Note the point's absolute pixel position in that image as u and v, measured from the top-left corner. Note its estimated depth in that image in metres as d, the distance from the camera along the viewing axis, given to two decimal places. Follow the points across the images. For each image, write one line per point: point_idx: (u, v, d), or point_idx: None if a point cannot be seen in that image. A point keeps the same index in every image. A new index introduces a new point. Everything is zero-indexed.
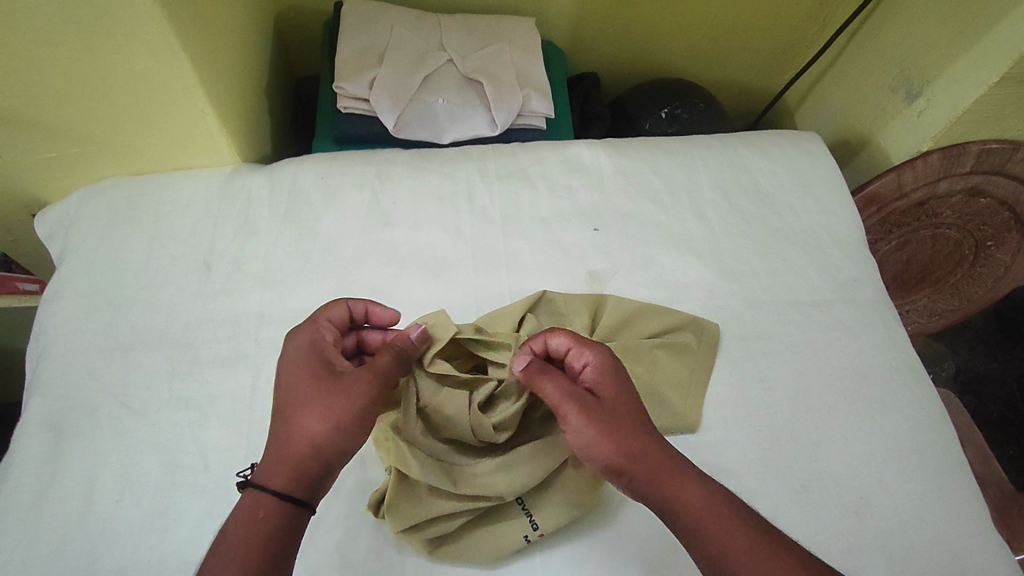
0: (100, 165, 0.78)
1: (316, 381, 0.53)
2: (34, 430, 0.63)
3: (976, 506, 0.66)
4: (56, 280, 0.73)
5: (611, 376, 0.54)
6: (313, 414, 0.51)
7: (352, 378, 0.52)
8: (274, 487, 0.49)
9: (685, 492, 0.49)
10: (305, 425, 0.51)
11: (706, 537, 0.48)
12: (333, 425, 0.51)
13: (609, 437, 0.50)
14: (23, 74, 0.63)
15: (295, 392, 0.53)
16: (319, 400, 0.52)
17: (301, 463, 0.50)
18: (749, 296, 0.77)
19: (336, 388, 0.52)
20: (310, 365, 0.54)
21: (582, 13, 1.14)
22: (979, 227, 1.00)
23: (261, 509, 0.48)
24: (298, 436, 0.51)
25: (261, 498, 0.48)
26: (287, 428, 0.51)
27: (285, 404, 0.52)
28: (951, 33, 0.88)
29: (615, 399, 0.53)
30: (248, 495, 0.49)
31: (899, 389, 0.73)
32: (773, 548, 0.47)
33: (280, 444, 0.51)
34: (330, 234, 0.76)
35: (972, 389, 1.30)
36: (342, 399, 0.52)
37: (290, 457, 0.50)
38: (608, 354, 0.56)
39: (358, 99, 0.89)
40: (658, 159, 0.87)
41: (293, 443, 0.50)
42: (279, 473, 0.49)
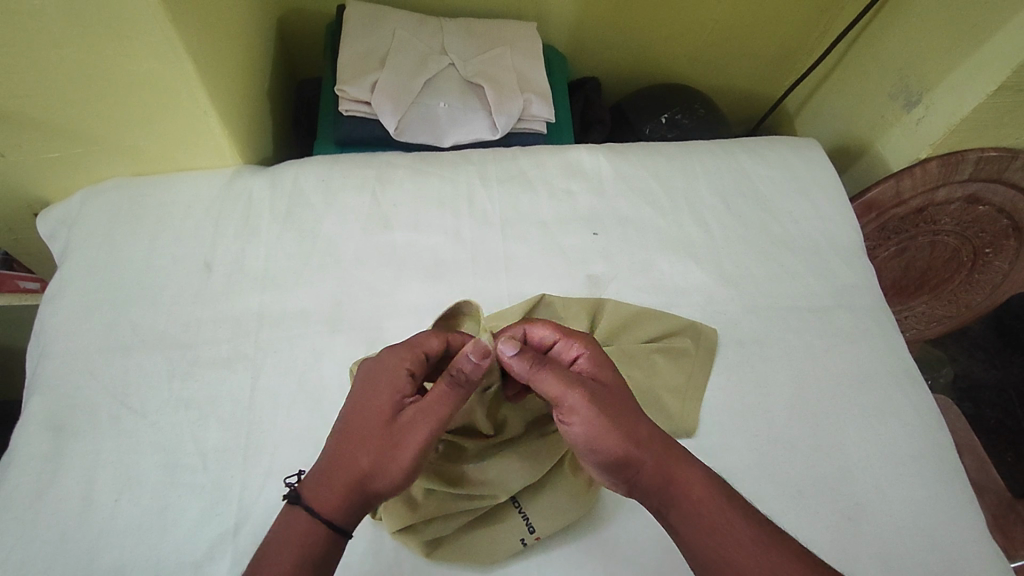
0: (102, 165, 0.78)
1: (384, 415, 0.52)
2: (34, 429, 0.64)
3: (971, 513, 0.66)
4: (57, 279, 0.74)
5: (603, 365, 0.56)
6: (371, 449, 0.50)
7: (415, 422, 0.51)
8: (321, 511, 0.49)
9: (690, 482, 0.50)
10: (361, 457, 0.50)
11: (707, 526, 0.48)
12: (384, 464, 0.50)
13: (614, 426, 0.51)
14: (27, 75, 0.64)
15: (363, 420, 0.52)
16: (380, 437, 0.51)
17: (348, 493, 0.50)
18: (747, 301, 0.78)
19: (399, 429, 0.51)
20: (389, 398, 0.53)
21: (583, 18, 1.14)
22: (977, 235, 1.00)
23: (305, 531, 0.48)
24: (351, 465, 0.50)
25: (307, 520, 0.49)
26: (346, 453, 0.51)
27: (349, 428, 0.52)
28: (951, 41, 0.88)
29: (615, 388, 0.54)
30: (298, 512, 0.49)
31: (895, 395, 0.73)
32: (770, 540, 0.47)
33: (332, 467, 0.50)
34: (330, 237, 0.77)
35: (970, 396, 1.30)
36: (399, 442, 0.50)
37: (338, 484, 0.50)
38: (595, 344, 0.57)
39: (359, 101, 0.90)
40: (658, 164, 0.87)
41: (345, 470, 0.50)
42: (326, 498, 0.49)
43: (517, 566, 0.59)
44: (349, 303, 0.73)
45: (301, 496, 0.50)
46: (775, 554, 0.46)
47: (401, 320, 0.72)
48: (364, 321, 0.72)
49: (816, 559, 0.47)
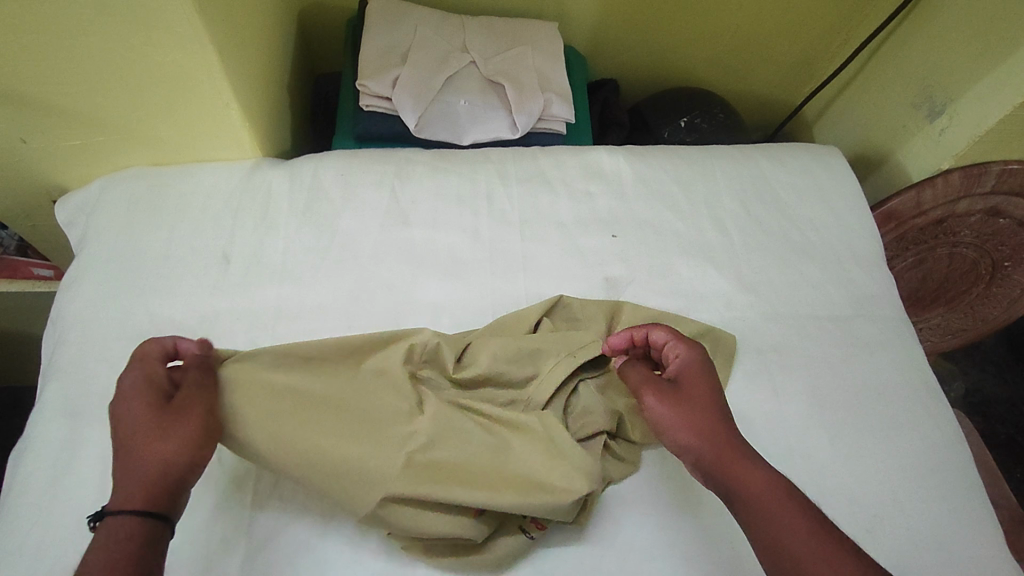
0: (123, 155, 0.78)
1: (143, 404, 0.50)
2: (51, 417, 0.63)
3: (988, 527, 0.66)
4: (75, 267, 0.73)
5: (694, 367, 0.59)
6: (145, 435, 0.49)
7: (186, 394, 0.52)
8: (125, 509, 0.46)
9: (749, 476, 0.51)
10: (147, 447, 0.48)
11: (763, 515, 0.49)
12: (172, 436, 0.49)
13: (679, 416, 0.55)
14: (55, 61, 0.64)
15: (122, 426, 0.50)
16: (159, 422, 0.50)
17: (154, 481, 0.47)
18: (766, 308, 0.77)
19: (171, 408, 0.51)
20: (145, 397, 0.51)
21: (603, 19, 1.14)
22: (996, 248, 0.99)
23: (119, 536, 0.45)
24: (135, 459, 0.48)
25: (118, 527, 0.45)
26: (125, 457, 0.48)
27: (116, 441, 0.49)
28: (977, 52, 0.88)
29: (695, 387, 0.58)
30: (102, 529, 0.45)
31: (914, 407, 0.72)
32: (826, 535, 0.47)
33: (118, 474, 0.48)
34: (348, 231, 0.76)
35: (980, 410, 1.29)
36: (177, 413, 0.51)
37: (131, 479, 0.47)
38: (699, 351, 0.61)
39: (380, 97, 0.90)
40: (678, 167, 0.87)
41: (132, 466, 0.48)
42: (133, 495, 0.46)
43: (531, 564, 0.58)
44: (365, 298, 0.72)
45: (101, 516, 0.46)
46: (828, 546, 0.46)
47: (417, 318, 0.72)
48: (382, 317, 0.71)
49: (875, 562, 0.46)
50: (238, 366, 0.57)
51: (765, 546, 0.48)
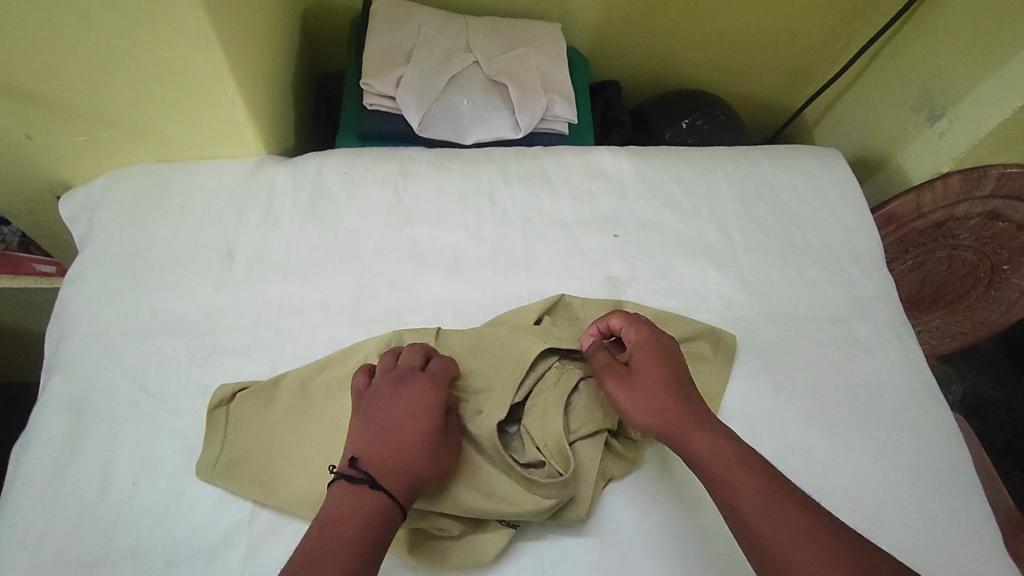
0: (127, 151, 0.78)
1: (434, 415, 0.56)
2: (54, 410, 0.64)
3: (986, 527, 0.66)
4: (78, 262, 0.74)
5: (649, 349, 0.62)
6: (430, 447, 0.54)
7: (454, 428, 0.59)
8: (398, 499, 0.51)
9: (700, 443, 0.55)
10: (428, 455, 0.54)
11: (716, 475, 0.53)
12: (444, 460, 0.55)
13: (631, 398, 0.59)
14: (63, 59, 0.65)
15: (411, 418, 0.55)
16: (441, 443, 0.56)
17: (418, 484, 0.53)
18: (766, 308, 0.78)
19: (447, 436, 0.57)
20: (434, 412, 0.56)
21: (606, 20, 1.14)
22: (995, 251, 0.99)
23: (379, 518, 0.49)
24: (419, 459, 0.53)
25: (381, 507, 0.50)
26: (402, 448, 0.53)
27: (399, 431, 0.54)
28: (978, 56, 0.89)
29: (648, 368, 0.61)
30: (368, 504, 0.49)
31: (912, 407, 0.73)
32: (769, 489, 0.51)
33: (394, 457, 0.52)
34: (351, 229, 0.77)
35: (978, 413, 1.29)
36: (450, 442, 0.57)
37: (408, 474, 0.52)
38: (649, 331, 0.64)
39: (384, 96, 0.90)
40: (680, 167, 0.87)
41: (409, 461, 0.53)
42: (401, 484, 0.51)
43: (528, 562, 0.58)
44: (368, 296, 0.73)
45: (372, 485, 0.50)
46: (772, 499, 0.51)
47: (420, 316, 0.72)
48: (384, 315, 0.72)
49: (821, 510, 0.51)
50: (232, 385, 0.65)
51: (730, 508, 0.52)
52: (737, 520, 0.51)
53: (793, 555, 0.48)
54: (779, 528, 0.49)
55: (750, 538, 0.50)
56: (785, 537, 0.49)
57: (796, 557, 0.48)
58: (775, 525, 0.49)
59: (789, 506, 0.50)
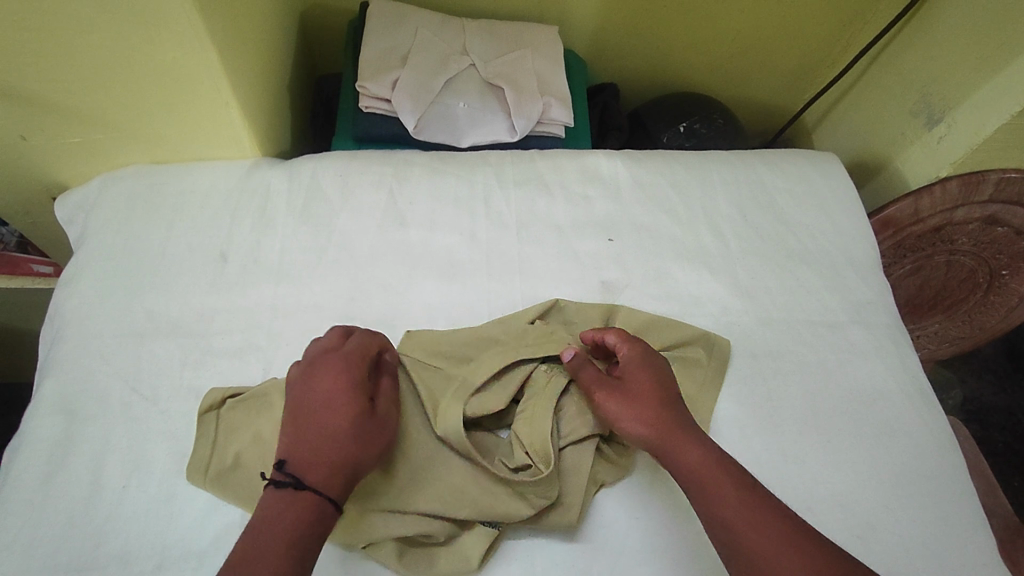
0: (122, 153, 0.79)
1: (356, 397, 0.54)
2: (46, 412, 0.64)
3: (981, 534, 0.66)
4: (73, 264, 0.74)
5: (641, 364, 0.61)
6: (355, 431, 0.53)
7: (384, 404, 0.57)
8: (327, 494, 0.50)
9: (689, 456, 0.55)
10: (351, 442, 0.52)
11: (704, 487, 0.53)
12: (374, 442, 0.54)
13: (625, 412, 0.58)
14: (57, 61, 0.65)
15: (328, 407, 0.53)
16: (366, 426, 0.54)
17: (348, 473, 0.51)
18: (761, 313, 0.77)
19: (377, 414, 0.56)
20: (354, 395, 0.54)
21: (605, 23, 1.14)
22: (994, 256, 0.99)
23: (310, 514, 0.49)
24: (343, 446, 0.52)
25: (308, 505, 0.49)
26: (322, 440, 0.52)
27: (318, 421, 0.52)
28: (977, 60, 0.88)
29: (641, 383, 0.60)
30: (297, 502, 0.49)
31: (908, 414, 0.73)
32: (754, 501, 0.52)
33: (316, 450, 0.51)
34: (345, 231, 0.77)
35: (977, 418, 1.29)
36: (380, 421, 0.55)
37: (335, 465, 0.51)
38: (641, 348, 0.63)
39: (380, 98, 0.90)
40: (676, 171, 0.87)
41: (332, 452, 0.51)
42: (327, 478, 0.50)
43: (518, 567, 0.58)
44: (361, 299, 0.73)
45: (297, 485, 0.49)
46: (757, 511, 0.51)
47: (413, 320, 0.72)
48: (376, 318, 0.71)
49: (804, 522, 0.51)
50: (220, 390, 0.64)
51: (716, 521, 0.52)
52: (724, 533, 0.51)
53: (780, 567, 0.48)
54: (764, 540, 0.49)
55: (737, 551, 0.50)
56: (770, 549, 0.49)
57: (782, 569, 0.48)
58: (763, 538, 0.49)
59: (773, 519, 0.51)
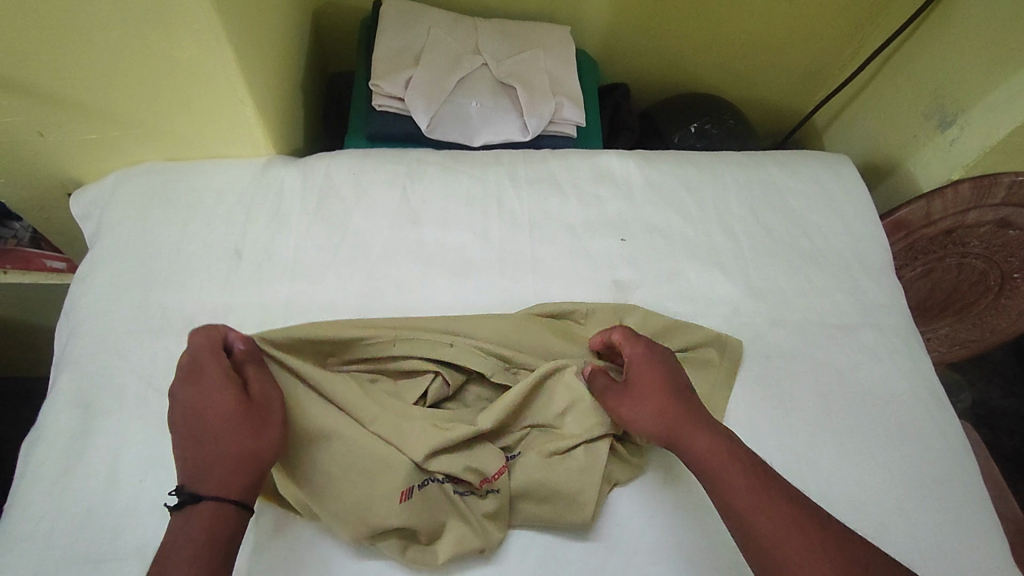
0: (138, 150, 0.79)
1: (223, 394, 0.52)
2: (62, 407, 0.64)
3: (994, 536, 0.66)
4: (88, 259, 0.74)
5: (644, 361, 0.62)
6: (233, 426, 0.51)
7: (257, 391, 0.54)
8: (225, 497, 0.48)
9: (698, 444, 0.55)
10: (230, 440, 0.50)
11: (714, 474, 0.53)
12: (257, 433, 0.51)
13: (631, 411, 0.59)
14: (74, 58, 0.65)
15: (195, 416, 0.51)
16: (240, 419, 0.51)
17: (241, 470, 0.49)
18: (773, 314, 0.77)
19: (254, 402, 0.53)
20: (216, 396, 0.52)
21: (616, 23, 1.14)
22: (1006, 260, 0.98)
23: (218, 521, 0.47)
24: (225, 445, 0.50)
25: (211, 513, 0.47)
26: (201, 449, 0.49)
27: (194, 432, 0.50)
28: (991, 63, 0.88)
29: (644, 379, 0.60)
30: (198, 515, 0.47)
31: (921, 416, 0.72)
32: (764, 487, 0.51)
33: (201, 459, 0.49)
34: (359, 229, 0.77)
35: (987, 422, 1.28)
36: (256, 411, 0.53)
37: (225, 466, 0.49)
38: (643, 344, 0.63)
39: (393, 97, 0.90)
40: (688, 172, 0.87)
41: (216, 456, 0.49)
42: (217, 482, 0.48)
43: (532, 563, 0.59)
44: (375, 297, 0.73)
45: (193, 499, 0.47)
46: (767, 497, 0.50)
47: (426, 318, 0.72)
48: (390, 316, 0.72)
49: (817, 508, 0.51)
50: None
51: (726, 506, 0.52)
52: (734, 519, 0.51)
53: (789, 552, 0.48)
54: (773, 525, 0.49)
55: (747, 536, 0.49)
56: (780, 534, 0.48)
57: (791, 554, 0.47)
58: (772, 523, 0.49)
59: (784, 504, 0.50)
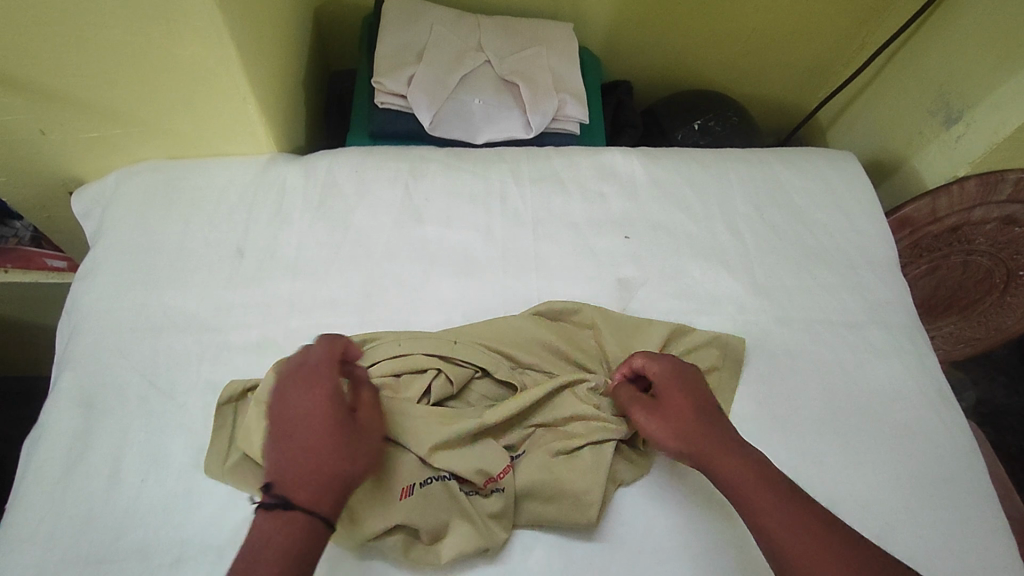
0: (139, 148, 0.79)
1: (336, 405, 0.51)
2: (64, 407, 0.64)
3: (1001, 535, 0.65)
4: (90, 258, 0.74)
5: (671, 381, 0.61)
6: (338, 440, 0.49)
7: (365, 413, 0.53)
8: (317, 512, 0.46)
9: (727, 465, 0.54)
10: (336, 455, 0.49)
11: (744, 495, 0.53)
12: (361, 454, 0.50)
13: (660, 432, 0.59)
14: (75, 55, 0.65)
15: (308, 421, 0.50)
16: (349, 437, 0.50)
17: (337, 488, 0.48)
18: (778, 312, 0.77)
19: (358, 420, 0.52)
20: (332, 407, 0.51)
21: (619, 20, 1.14)
22: (1012, 257, 0.98)
23: (306, 535, 0.45)
24: (329, 456, 0.48)
25: (300, 525, 0.45)
26: (306, 455, 0.48)
27: (300, 438, 0.49)
28: (997, 58, 0.87)
29: (673, 401, 0.60)
30: (287, 524, 0.45)
31: (927, 414, 0.72)
32: (795, 509, 0.50)
33: (303, 466, 0.47)
34: (362, 227, 0.77)
35: (991, 421, 1.28)
36: (362, 431, 0.52)
37: (325, 480, 0.47)
38: (670, 364, 0.63)
39: (396, 94, 0.90)
40: (692, 169, 0.86)
41: (317, 467, 0.48)
42: (313, 495, 0.47)
43: (536, 562, 0.58)
44: (379, 295, 0.72)
45: (287, 506, 0.46)
46: (799, 518, 0.50)
47: (429, 317, 0.72)
48: (394, 314, 0.71)
49: (848, 528, 0.50)
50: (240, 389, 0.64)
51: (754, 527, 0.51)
52: (767, 541, 0.50)
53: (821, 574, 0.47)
54: (805, 548, 0.48)
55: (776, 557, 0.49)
56: (812, 556, 0.48)
57: None
58: (802, 544, 0.49)
59: (815, 525, 0.49)
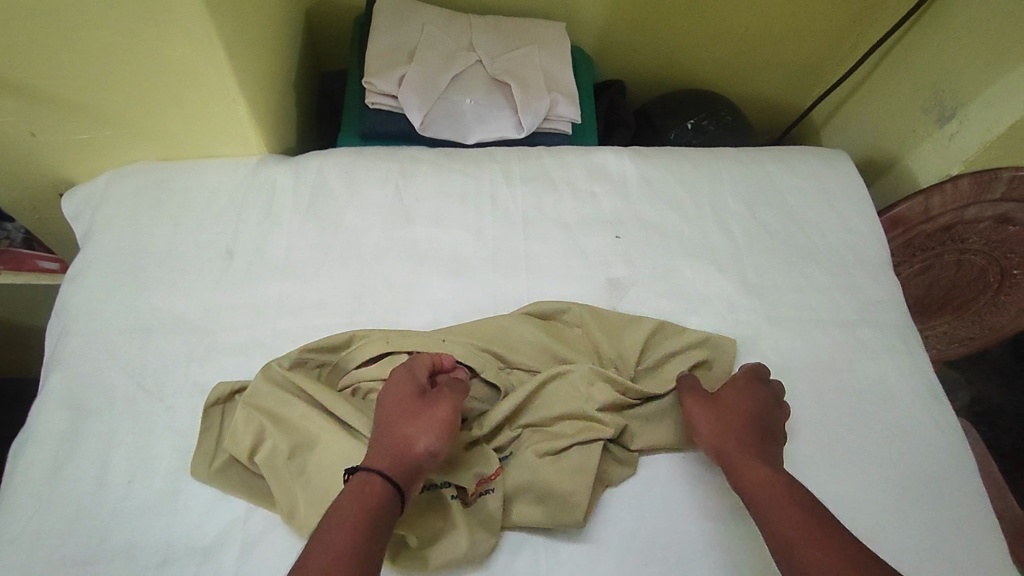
0: (130, 150, 0.79)
1: (404, 387, 0.57)
2: (52, 408, 0.64)
3: (991, 536, 0.65)
4: (79, 260, 0.74)
5: (743, 389, 0.64)
6: (400, 414, 0.55)
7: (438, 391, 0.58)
8: (373, 472, 0.51)
9: (757, 473, 0.57)
10: (396, 426, 0.54)
11: (768, 501, 0.54)
12: (420, 423, 0.54)
13: (706, 422, 0.62)
14: (64, 57, 0.64)
15: (384, 402, 0.57)
16: (410, 411, 0.55)
17: (393, 453, 0.53)
18: (769, 312, 0.77)
19: (427, 396, 0.57)
20: (402, 389, 0.57)
21: (611, 19, 1.13)
22: (1006, 256, 0.97)
23: (362, 492, 0.50)
24: (396, 437, 0.54)
25: (358, 485, 0.51)
26: (378, 430, 0.55)
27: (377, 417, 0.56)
28: (991, 56, 0.87)
29: (733, 403, 0.63)
30: (351, 484, 0.51)
31: (918, 414, 0.72)
32: (816, 522, 0.52)
33: (373, 438, 0.55)
34: (351, 228, 0.76)
35: (986, 420, 1.27)
36: (428, 405, 0.56)
37: (384, 447, 0.53)
38: (752, 377, 0.65)
39: (387, 95, 0.90)
40: (683, 168, 0.86)
41: (382, 437, 0.54)
42: (373, 460, 0.52)
43: (522, 563, 0.58)
44: (368, 296, 0.72)
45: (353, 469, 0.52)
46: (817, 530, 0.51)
47: (419, 317, 0.71)
48: (383, 315, 0.71)
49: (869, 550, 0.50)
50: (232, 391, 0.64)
51: (774, 538, 0.52)
52: (781, 546, 0.51)
53: None
54: (818, 557, 0.49)
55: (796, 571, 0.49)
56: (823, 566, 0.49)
57: None
58: (823, 557, 0.49)
59: (832, 537, 0.50)
